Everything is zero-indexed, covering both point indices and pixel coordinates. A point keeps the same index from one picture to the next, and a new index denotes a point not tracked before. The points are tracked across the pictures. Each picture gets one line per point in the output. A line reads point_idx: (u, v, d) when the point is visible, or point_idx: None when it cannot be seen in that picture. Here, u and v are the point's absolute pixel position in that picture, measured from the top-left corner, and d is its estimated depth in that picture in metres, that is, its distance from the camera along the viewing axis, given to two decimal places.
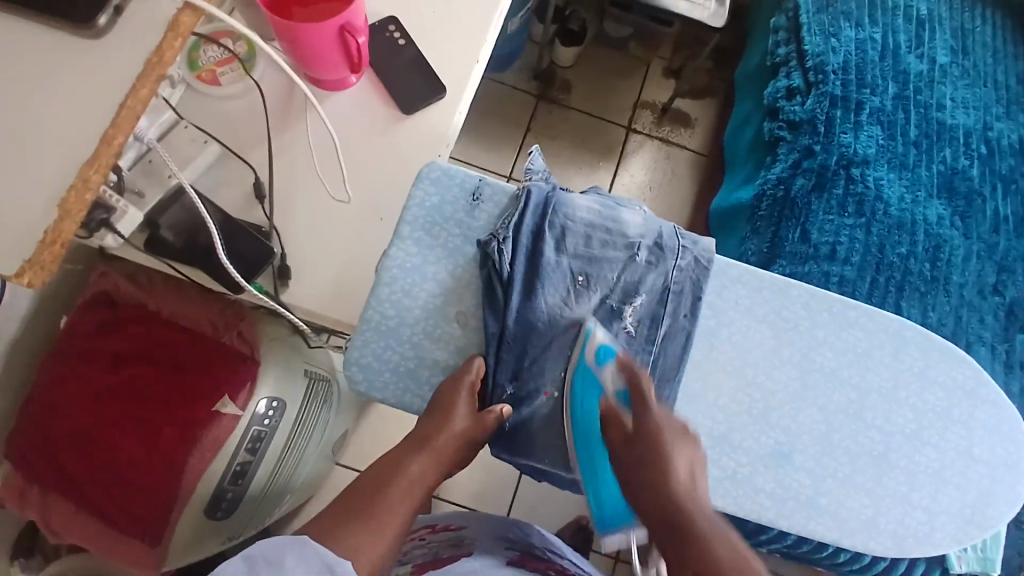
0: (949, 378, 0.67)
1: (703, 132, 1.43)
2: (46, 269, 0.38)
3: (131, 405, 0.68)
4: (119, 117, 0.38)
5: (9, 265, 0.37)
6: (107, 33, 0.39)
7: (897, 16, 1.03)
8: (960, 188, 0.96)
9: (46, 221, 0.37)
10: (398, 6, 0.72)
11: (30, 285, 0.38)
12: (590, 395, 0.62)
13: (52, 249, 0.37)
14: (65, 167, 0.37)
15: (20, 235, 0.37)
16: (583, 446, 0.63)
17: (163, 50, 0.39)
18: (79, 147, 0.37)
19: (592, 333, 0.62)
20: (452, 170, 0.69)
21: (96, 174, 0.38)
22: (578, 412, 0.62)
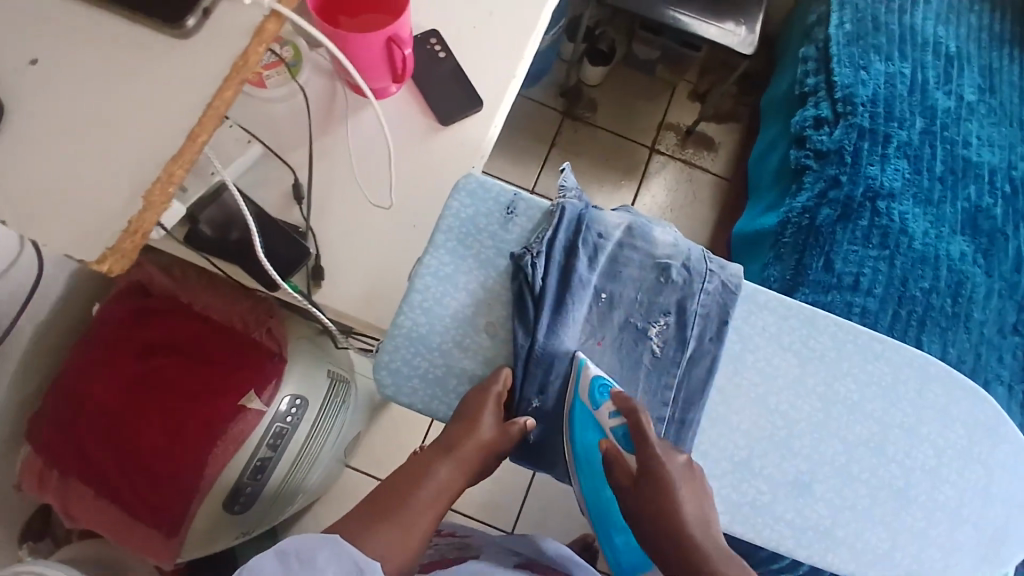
0: (970, 415, 0.67)
1: (726, 157, 1.44)
2: (128, 259, 0.38)
3: (157, 396, 0.69)
4: (205, 117, 0.38)
5: (92, 253, 0.36)
6: (194, 34, 0.39)
7: (927, 52, 1.04)
8: (984, 226, 0.96)
9: (129, 213, 0.37)
10: (440, 20, 0.74)
11: (109, 273, 0.37)
12: (589, 432, 0.63)
13: (134, 238, 0.37)
14: (147, 160, 0.37)
15: (100, 225, 0.36)
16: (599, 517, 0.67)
17: (248, 55, 0.39)
18: (165, 144, 0.37)
19: (586, 367, 0.62)
20: (488, 182, 0.69)
21: (182, 171, 0.37)
22: (579, 446, 0.63)
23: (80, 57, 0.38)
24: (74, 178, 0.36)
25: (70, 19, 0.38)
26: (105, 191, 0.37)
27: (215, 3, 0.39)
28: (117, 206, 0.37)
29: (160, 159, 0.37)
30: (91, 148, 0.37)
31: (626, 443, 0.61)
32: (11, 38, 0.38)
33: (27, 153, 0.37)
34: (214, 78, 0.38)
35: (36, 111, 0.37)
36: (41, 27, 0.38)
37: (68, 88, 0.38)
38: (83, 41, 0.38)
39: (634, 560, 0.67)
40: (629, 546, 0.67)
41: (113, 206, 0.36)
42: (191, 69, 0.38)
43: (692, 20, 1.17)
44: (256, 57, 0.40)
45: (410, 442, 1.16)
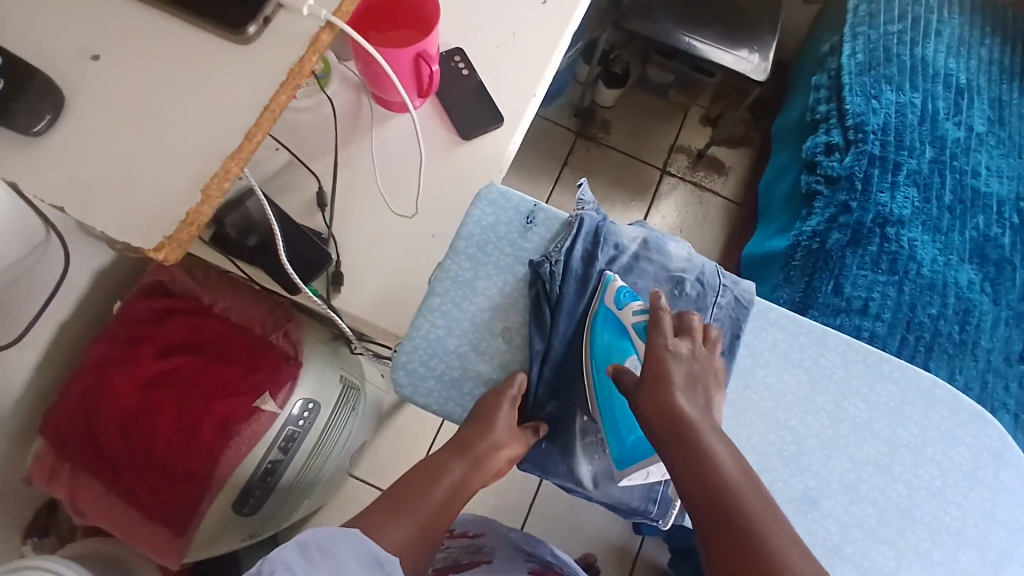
0: (978, 440, 0.68)
1: (736, 181, 1.46)
2: (183, 249, 0.39)
3: (174, 393, 0.70)
4: (262, 118, 0.40)
5: (150, 241, 0.38)
6: (255, 41, 0.41)
7: (937, 83, 1.06)
8: (991, 255, 0.97)
9: (187, 205, 0.38)
10: (465, 38, 0.76)
11: (164, 261, 0.38)
12: (609, 332, 0.63)
13: (189, 229, 0.38)
14: (208, 156, 0.39)
15: (159, 214, 0.38)
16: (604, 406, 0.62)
17: (304, 63, 0.41)
18: (222, 142, 0.39)
19: (612, 282, 0.65)
20: (509, 193, 0.71)
21: (238, 167, 0.39)
22: (597, 347, 0.63)
23: (137, 56, 0.40)
24: (129, 170, 0.38)
25: (128, 21, 0.40)
26: (156, 184, 0.38)
27: (275, 12, 0.41)
28: (175, 195, 0.38)
29: (218, 155, 0.39)
30: (145, 142, 0.39)
31: (643, 335, 0.62)
32: (71, 38, 0.40)
33: (88, 145, 0.38)
34: (272, 82, 0.40)
35: (95, 106, 0.39)
36: (101, 29, 0.40)
37: (124, 82, 0.40)
38: (140, 41, 0.40)
39: (638, 448, 0.62)
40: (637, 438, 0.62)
41: (172, 194, 0.38)
42: (243, 71, 0.40)
43: (706, 46, 1.20)
44: (311, 63, 0.42)
45: (415, 453, 1.17)
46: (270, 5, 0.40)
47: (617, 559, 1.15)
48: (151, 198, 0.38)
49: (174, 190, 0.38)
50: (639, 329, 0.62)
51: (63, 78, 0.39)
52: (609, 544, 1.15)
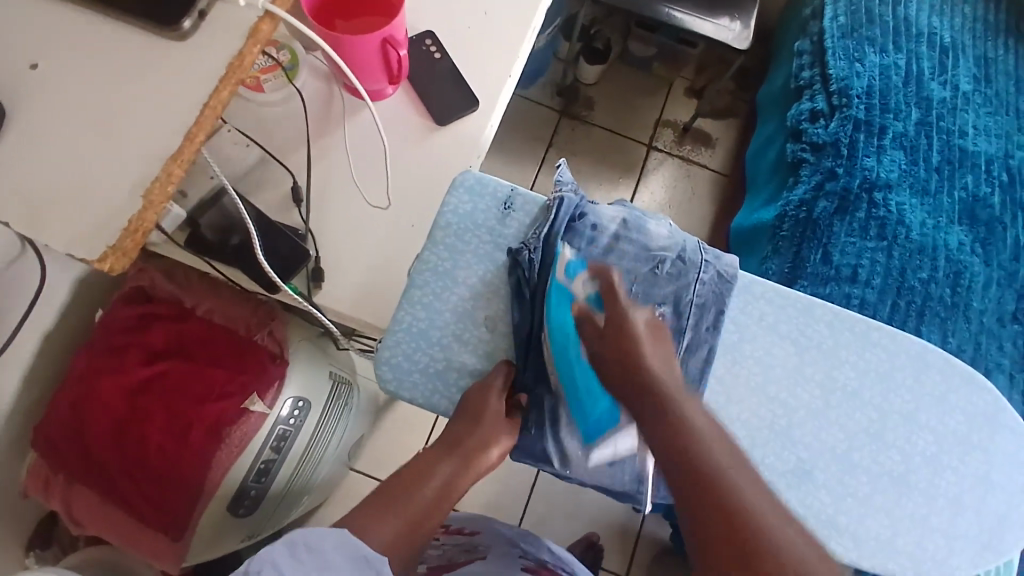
0: (970, 404, 0.67)
1: (724, 152, 1.44)
2: (130, 256, 0.38)
3: (161, 398, 0.70)
4: (203, 117, 0.38)
5: (93, 251, 0.37)
6: (191, 36, 0.39)
7: (921, 43, 1.04)
8: (981, 216, 0.96)
9: (130, 211, 0.37)
10: (434, 22, 0.74)
11: (110, 271, 0.37)
12: (563, 313, 0.63)
13: (135, 236, 0.37)
14: (155, 161, 0.37)
15: (103, 222, 0.37)
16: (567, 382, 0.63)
17: (244, 55, 0.40)
18: (169, 146, 0.38)
19: (563, 254, 0.64)
20: (485, 179, 0.70)
21: (182, 169, 0.38)
22: (554, 324, 0.62)
23: (81, 60, 0.39)
24: (79, 181, 0.37)
25: (71, 24, 0.39)
26: (110, 194, 0.37)
27: (211, 5, 0.39)
28: (117, 201, 0.37)
29: (164, 161, 0.37)
30: (93, 149, 0.37)
31: (596, 306, 0.63)
32: (13, 46, 0.39)
33: (34, 159, 0.37)
34: (211, 79, 0.39)
35: (38, 117, 0.38)
36: (43, 34, 0.39)
37: (69, 90, 0.38)
38: (83, 44, 0.39)
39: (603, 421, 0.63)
40: (603, 411, 0.63)
41: (114, 204, 0.37)
42: (190, 70, 0.39)
43: (686, 16, 1.17)
44: (253, 56, 0.40)
45: (413, 444, 1.17)
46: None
47: (621, 538, 1.16)
48: (101, 204, 0.37)
49: (124, 200, 0.37)
50: (591, 301, 0.63)
51: (5, 88, 0.38)
52: (611, 523, 1.16)
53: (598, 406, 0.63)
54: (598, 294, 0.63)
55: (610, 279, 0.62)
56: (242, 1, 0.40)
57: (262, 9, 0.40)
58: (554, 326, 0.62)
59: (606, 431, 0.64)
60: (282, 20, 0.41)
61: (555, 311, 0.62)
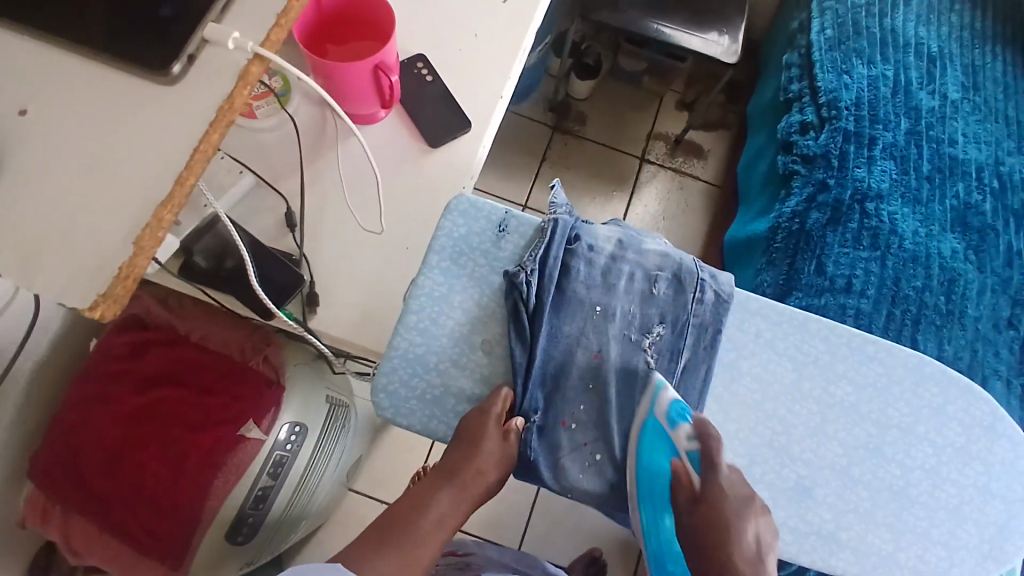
0: (967, 413, 0.67)
1: (716, 163, 1.45)
2: (121, 303, 0.37)
3: (158, 426, 0.69)
4: (192, 160, 0.38)
5: (84, 300, 0.36)
6: (181, 80, 0.39)
7: (908, 53, 1.05)
8: (973, 223, 0.97)
9: (121, 258, 0.36)
10: (424, 45, 0.75)
11: (101, 319, 0.36)
12: (659, 452, 0.62)
13: (126, 283, 0.36)
14: (139, 205, 0.37)
15: (93, 269, 0.36)
16: (642, 522, 0.63)
17: (234, 97, 0.39)
18: (155, 187, 0.37)
19: (665, 394, 0.61)
20: (479, 202, 0.70)
21: (172, 215, 0.37)
22: (644, 466, 0.62)
23: (72, 99, 0.38)
24: (63, 219, 0.37)
25: (62, 64, 0.39)
26: (96, 238, 0.37)
27: (200, 48, 0.40)
28: (110, 248, 0.37)
29: (150, 201, 0.37)
30: (82, 192, 0.37)
31: (696, 466, 0.60)
32: (5, 88, 0.39)
33: (22, 201, 0.37)
34: (201, 121, 0.39)
35: (27, 160, 0.37)
36: (33, 74, 0.39)
37: (59, 129, 0.38)
38: (73, 82, 0.39)
39: (673, 565, 0.63)
40: (679, 565, 0.63)
41: (104, 251, 0.36)
42: (179, 110, 0.39)
43: (675, 32, 1.19)
44: (242, 97, 0.40)
45: (413, 463, 1.16)
46: (195, 43, 0.39)
47: (623, 552, 1.15)
48: (90, 250, 0.36)
49: (114, 245, 0.36)
50: (692, 460, 0.60)
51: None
52: (612, 538, 1.15)
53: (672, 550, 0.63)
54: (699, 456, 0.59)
55: (716, 452, 0.58)
56: (229, 42, 0.39)
57: (250, 52, 0.40)
58: (643, 467, 0.62)
59: (674, 572, 0.63)
60: (271, 63, 0.42)
61: (645, 453, 0.62)
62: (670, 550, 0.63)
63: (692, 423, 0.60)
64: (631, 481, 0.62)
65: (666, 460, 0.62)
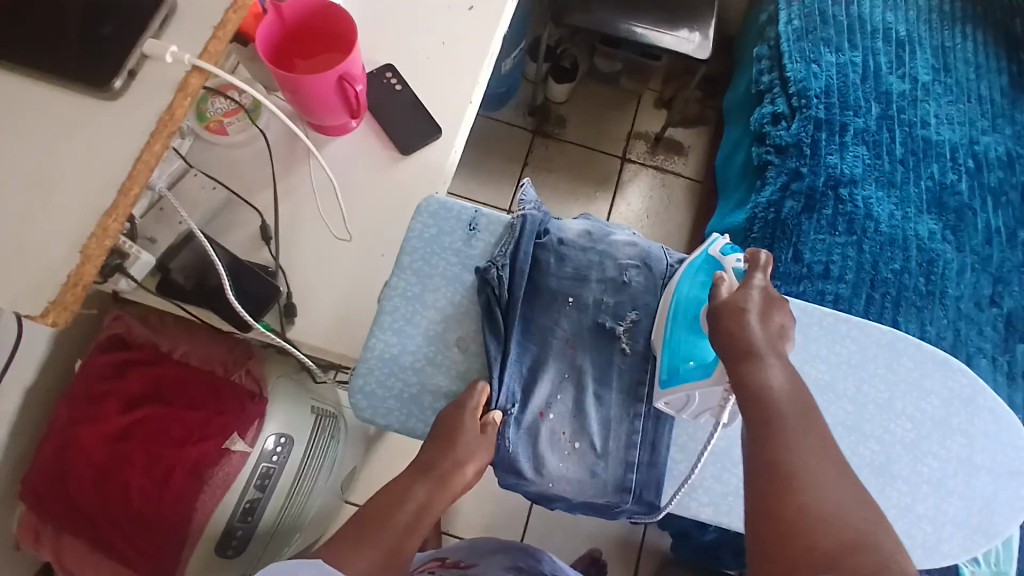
0: (946, 388, 0.68)
1: (697, 159, 1.46)
2: (71, 310, 0.39)
3: (143, 444, 0.70)
4: (135, 170, 0.39)
5: (35, 307, 0.37)
6: (123, 95, 0.40)
7: (876, 40, 1.07)
8: (950, 203, 0.98)
9: (67, 267, 0.37)
10: (391, 54, 0.76)
11: (53, 325, 0.38)
12: (702, 275, 0.63)
13: (75, 289, 0.38)
14: (84, 216, 0.38)
15: (49, 283, 0.37)
16: (674, 329, 0.62)
17: (174, 109, 0.41)
18: (102, 197, 0.38)
19: (717, 240, 0.63)
20: (450, 203, 0.71)
21: (117, 224, 0.39)
22: (682, 292, 0.63)
23: (23, 118, 0.39)
24: (17, 233, 0.37)
25: (11, 85, 0.39)
26: (55, 252, 0.37)
27: (140, 64, 0.40)
28: (56, 257, 0.38)
29: (94, 211, 0.38)
30: (37, 210, 0.38)
31: (739, 277, 0.58)
32: None
33: None
34: (142, 133, 0.40)
35: None
36: None
37: (9, 149, 0.38)
38: (22, 102, 0.39)
39: (693, 374, 0.59)
40: (694, 368, 0.60)
41: (51, 261, 0.37)
42: (133, 129, 0.40)
43: (647, 32, 1.20)
44: (183, 109, 0.41)
45: None
46: (133, 58, 0.40)
47: (624, 552, 1.15)
48: (39, 262, 0.37)
49: (62, 254, 0.37)
50: (735, 275, 0.59)
51: None
52: (612, 537, 1.15)
53: (692, 344, 0.61)
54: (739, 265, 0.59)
55: (762, 256, 0.57)
56: (167, 57, 0.40)
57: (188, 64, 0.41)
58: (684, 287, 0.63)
59: (685, 381, 0.60)
60: (211, 74, 0.42)
61: (686, 283, 0.63)
62: (695, 363, 0.60)
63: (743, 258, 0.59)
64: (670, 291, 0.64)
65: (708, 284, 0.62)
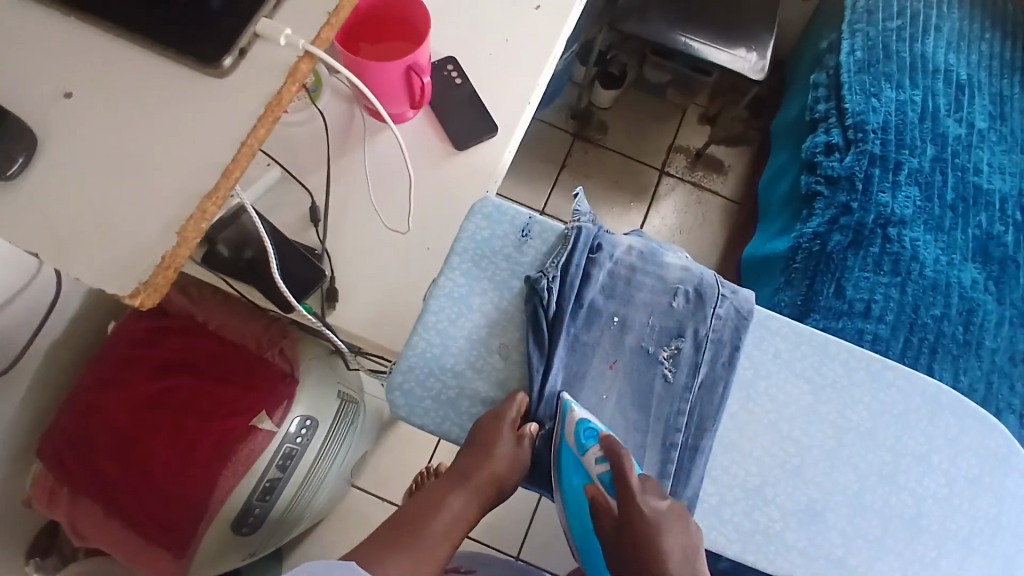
0: (983, 446, 0.67)
1: (735, 180, 1.45)
2: (161, 292, 0.37)
3: (171, 413, 0.70)
4: (240, 155, 0.38)
5: (124, 287, 0.36)
6: (232, 73, 0.39)
7: (937, 80, 1.05)
8: (995, 253, 0.96)
9: (164, 247, 0.36)
10: (455, 47, 0.75)
11: (141, 307, 0.36)
12: (575, 476, 0.62)
13: (166, 272, 0.37)
14: (178, 197, 0.37)
15: (134, 259, 0.36)
16: (573, 511, 0.63)
17: (283, 94, 0.39)
18: (196, 178, 0.37)
19: (570, 407, 0.61)
20: (504, 207, 0.70)
21: (216, 208, 0.38)
22: (566, 486, 0.62)
23: (117, 87, 0.38)
24: (100, 204, 0.37)
25: (106, 52, 0.39)
26: (140, 227, 0.37)
27: (251, 43, 0.39)
28: (144, 234, 0.37)
29: (192, 194, 0.37)
30: (123, 182, 0.37)
31: (609, 487, 0.60)
32: (50, 68, 0.38)
33: (64, 187, 0.37)
34: (236, 115, 0.38)
35: (70, 144, 0.37)
36: (76, 61, 0.39)
37: (101, 118, 0.38)
38: (116, 70, 0.39)
39: None
40: None
41: (142, 240, 0.36)
42: (219, 105, 0.38)
43: (703, 46, 1.18)
44: (289, 94, 0.40)
45: (417, 462, 1.16)
46: (246, 38, 0.39)
47: None
48: (125, 235, 0.36)
49: (152, 233, 0.37)
50: (604, 483, 0.60)
51: (38, 116, 0.38)
52: None
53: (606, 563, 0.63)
54: (611, 480, 0.60)
55: (621, 463, 0.58)
56: (281, 39, 0.39)
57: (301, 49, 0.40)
58: (565, 486, 0.62)
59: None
60: (320, 60, 0.41)
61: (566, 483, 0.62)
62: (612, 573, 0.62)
63: (602, 445, 0.60)
64: (559, 496, 0.63)
65: (583, 485, 0.61)
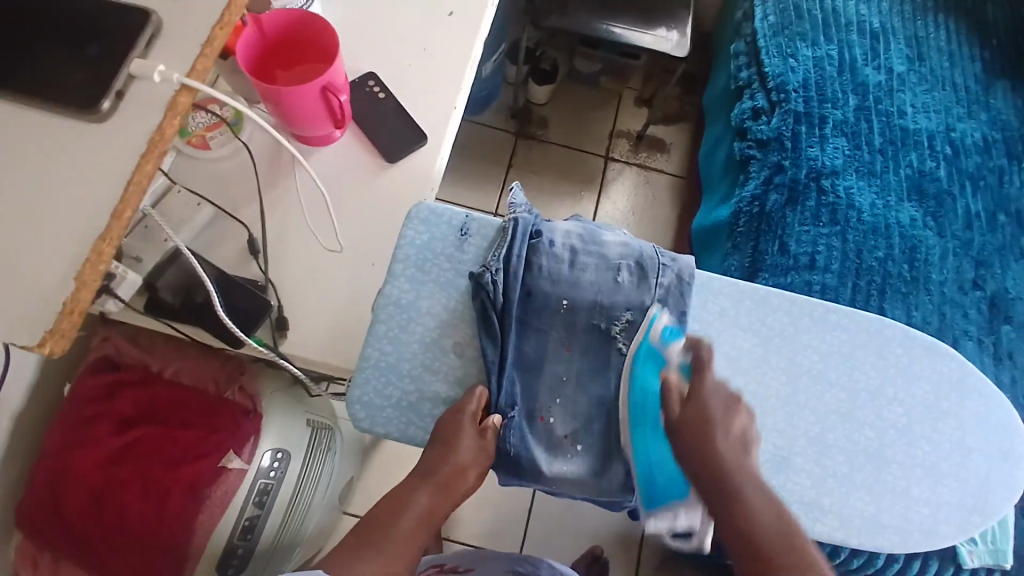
0: (935, 373, 0.69)
1: (679, 155, 1.47)
2: (68, 338, 0.38)
3: (135, 465, 0.68)
4: (128, 192, 0.39)
5: (31, 338, 0.37)
6: (110, 117, 0.39)
7: (851, 32, 1.08)
8: (930, 189, 0.99)
9: (63, 294, 0.37)
10: (374, 62, 0.76)
11: (50, 354, 0.37)
12: (649, 371, 0.65)
13: (72, 316, 0.37)
14: (77, 240, 0.37)
15: (37, 307, 0.37)
16: (635, 414, 0.65)
17: (164, 128, 0.40)
18: (90, 222, 0.38)
19: (656, 318, 0.66)
20: (440, 209, 0.73)
21: (111, 248, 0.38)
22: (637, 385, 0.65)
23: (10, 144, 0.38)
24: (3, 260, 0.37)
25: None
26: (44, 279, 0.37)
27: (128, 83, 0.40)
28: (49, 285, 0.37)
29: (90, 233, 0.38)
30: (26, 236, 0.37)
31: (685, 377, 0.63)
32: None
33: None
34: (132, 153, 0.39)
35: None
36: None
37: (2, 175, 0.38)
38: (8, 127, 0.38)
39: (669, 493, 0.63)
40: (670, 483, 0.63)
41: (45, 288, 0.37)
42: (112, 147, 0.39)
43: (625, 32, 1.21)
44: (172, 128, 0.41)
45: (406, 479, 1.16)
46: (122, 79, 0.39)
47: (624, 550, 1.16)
48: (32, 287, 0.37)
49: (54, 280, 0.37)
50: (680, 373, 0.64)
51: None
52: (613, 534, 1.16)
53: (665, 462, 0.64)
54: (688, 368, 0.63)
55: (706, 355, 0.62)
56: (156, 75, 0.40)
57: (177, 83, 0.40)
58: (635, 396, 0.65)
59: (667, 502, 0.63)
60: (200, 91, 0.42)
61: (637, 373, 0.65)
62: (668, 477, 0.64)
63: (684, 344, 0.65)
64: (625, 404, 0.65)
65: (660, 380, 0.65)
